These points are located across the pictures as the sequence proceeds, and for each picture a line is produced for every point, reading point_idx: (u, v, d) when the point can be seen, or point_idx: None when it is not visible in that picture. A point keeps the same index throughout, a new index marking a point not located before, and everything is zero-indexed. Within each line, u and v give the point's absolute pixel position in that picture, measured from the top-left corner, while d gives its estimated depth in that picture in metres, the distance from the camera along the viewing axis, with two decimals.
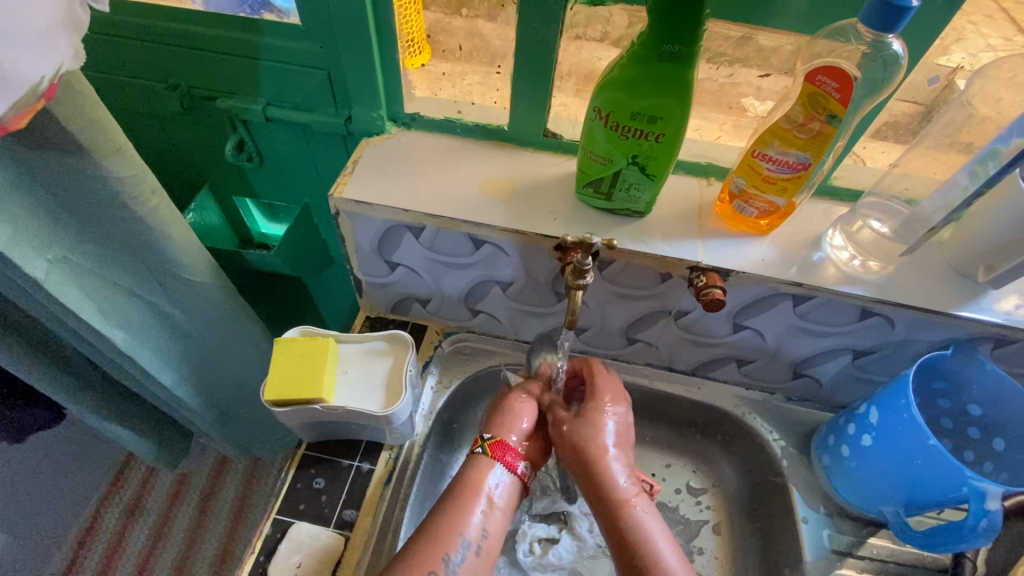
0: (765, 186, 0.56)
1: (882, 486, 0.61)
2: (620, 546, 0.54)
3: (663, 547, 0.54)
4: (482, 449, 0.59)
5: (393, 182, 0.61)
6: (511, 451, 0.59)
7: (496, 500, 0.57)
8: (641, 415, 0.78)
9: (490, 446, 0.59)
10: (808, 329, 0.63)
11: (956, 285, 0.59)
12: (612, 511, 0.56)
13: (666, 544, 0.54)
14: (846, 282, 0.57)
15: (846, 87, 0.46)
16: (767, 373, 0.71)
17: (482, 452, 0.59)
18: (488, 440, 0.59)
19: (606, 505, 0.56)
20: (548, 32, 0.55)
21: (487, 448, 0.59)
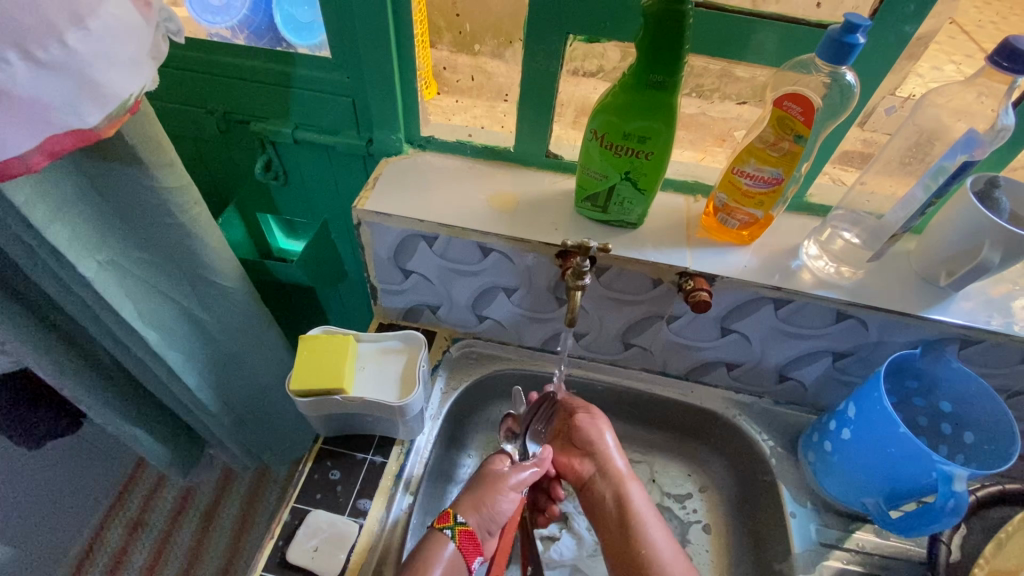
0: (745, 200, 0.58)
1: (858, 480, 0.60)
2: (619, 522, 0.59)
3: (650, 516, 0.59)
4: (449, 531, 0.53)
5: (409, 197, 0.65)
6: (474, 541, 0.54)
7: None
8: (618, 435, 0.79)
9: (460, 532, 0.53)
10: (792, 333, 0.64)
11: (921, 290, 0.60)
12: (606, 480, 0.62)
13: (650, 514, 0.59)
14: (821, 286, 0.59)
15: (809, 111, 0.49)
16: (754, 378, 0.71)
17: (447, 534, 0.53)
18: (458, 524, 0.53)
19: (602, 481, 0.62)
20: (550, 64, 0.59)
21: (456, 533, 0.53)
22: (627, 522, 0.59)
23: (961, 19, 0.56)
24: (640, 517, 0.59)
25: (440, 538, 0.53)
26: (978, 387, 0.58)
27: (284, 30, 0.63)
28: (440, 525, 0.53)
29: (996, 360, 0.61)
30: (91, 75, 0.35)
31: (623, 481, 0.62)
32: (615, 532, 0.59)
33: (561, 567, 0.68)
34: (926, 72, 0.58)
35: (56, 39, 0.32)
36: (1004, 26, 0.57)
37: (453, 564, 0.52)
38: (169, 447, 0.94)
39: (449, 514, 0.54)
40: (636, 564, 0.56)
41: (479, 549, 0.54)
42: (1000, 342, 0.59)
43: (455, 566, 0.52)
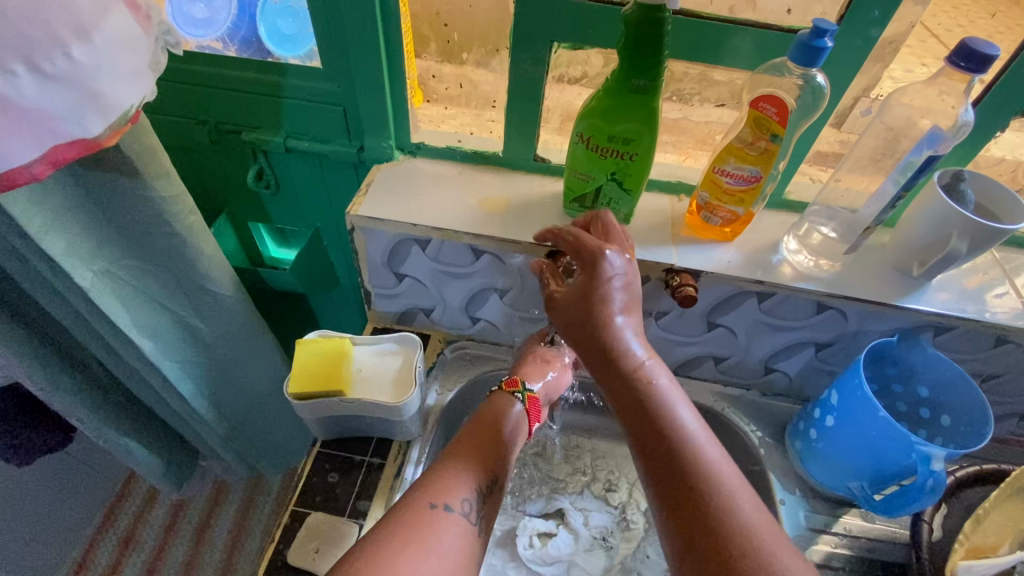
0: (726, 198, 0.61)
1: (843, 466, 0.62)
2: (632, 401, 0.49)
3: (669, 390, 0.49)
4: (520, 394, 0.58)
5: (402, 202, 0.66)
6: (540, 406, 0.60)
7: (519, 437, 0.56)
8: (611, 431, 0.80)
9: (529, 396, 0.59)
10: (775, 325, 0.66)
11: (895, 281, 0.63)
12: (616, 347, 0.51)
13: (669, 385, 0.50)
14: (801, 279, 0.62)
15: (783, 111, 0.52)
16: (741, 371, 0.73)
17: (518, 397, 0.58)
18: (529, 391, 0.59)
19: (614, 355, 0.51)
20: (535, 71, 0.62)
21: (526, 399, 0.58)
22: (653, 411, 0.48)
23: (930, 21, 0.57)
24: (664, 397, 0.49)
25: (510, 399, 0.58)
26: (952, 372, 0.60)
27: (269, 42, 0.65)
28: (513, 389, 0.59)
29: (969, 346, 0.63)
30: (94, 86, 0.36)
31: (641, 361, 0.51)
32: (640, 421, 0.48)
33: (558, 563, 0.67)
34: (899, 75, 0.60)
35: (61, 50, 0.33)
36: (970, 29, 0.58)
37: (520, 421, 0.56)
38: (162, 459, 0.94)
39: (520, 382, 0.60)
40: (660, 437, 0.46)
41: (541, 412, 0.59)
42: (972, 328, 0.61)
43: (521, 421, 0.57)
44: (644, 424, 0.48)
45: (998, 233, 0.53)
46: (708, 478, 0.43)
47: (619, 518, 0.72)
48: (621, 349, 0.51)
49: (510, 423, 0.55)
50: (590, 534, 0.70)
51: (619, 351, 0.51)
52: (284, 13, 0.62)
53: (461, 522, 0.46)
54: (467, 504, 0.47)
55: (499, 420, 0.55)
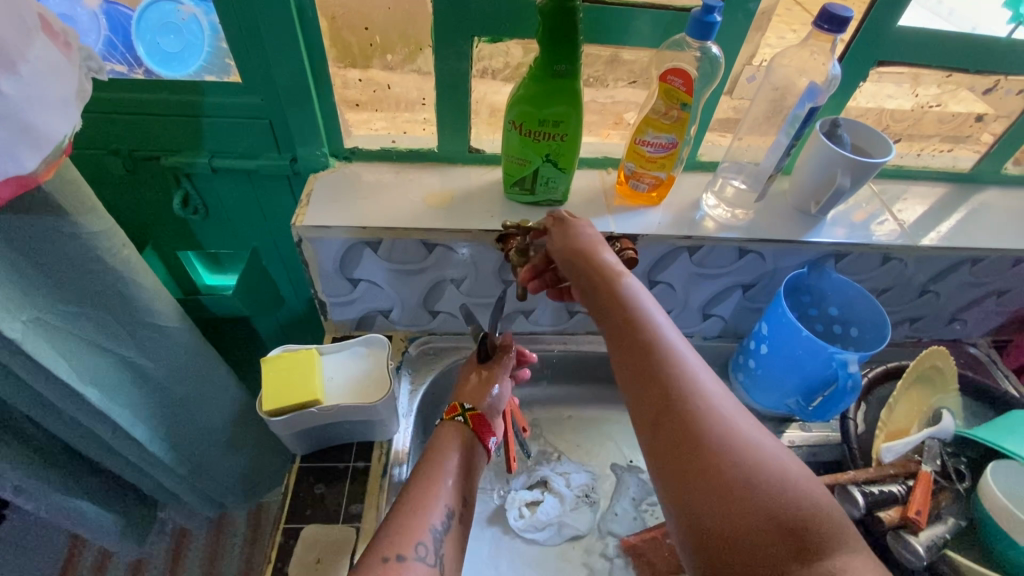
0: (650, 165, 0.67)
1: (781, 387, 0.71)
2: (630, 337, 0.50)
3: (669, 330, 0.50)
4: (461, 417, 0.58)
5: (346, 207, 0.67)
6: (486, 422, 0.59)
7: (473, 464, 0.56)
8: (577, 397, 0.86)
9: (471, 416, 0.59)
10: (707, 274, 0.74)
11: (798, 220, 0.72)
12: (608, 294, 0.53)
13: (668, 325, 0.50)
14: (722, 230, 0.69)
15: (689, 81, 0.58)
16: (684, 321, 0.81)
17: (460, 421, 0.58)
18: (468, 410, 0.59)
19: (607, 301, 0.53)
20: (460, 66, 0.64)
21: (467, 417, 0.58)
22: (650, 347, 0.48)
23: None
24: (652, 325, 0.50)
25: (453, 426, 0.58)
26: (853, 291, 0.70)
27: (149, 61, 0.62)
28: (452, 414, 0.59)
29: (864, 266, 0.74)
30: (25, 119, 0.35)
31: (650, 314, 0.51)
32: (641, 361, 0.48)
33: (549, 527, 0.72)
34: (773, 43, 0.67)
35: None
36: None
37: (469, 444, 0.57)
38: (118, 513, 0.88)
39: (458, 405, 0.60)
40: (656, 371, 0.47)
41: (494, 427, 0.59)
42: (864, 251, 0.72)
43: (471, 445, 0.57)
44: (645, 358, 0.48)
45: (871, 168, 0.63)
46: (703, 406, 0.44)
47: (596, 474, 0.78)
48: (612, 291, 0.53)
49: (458, 451, 0.56)
50: (574, 495, 0.74)
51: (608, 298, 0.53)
52: (165, 30, 0.60)
53: (420, 569, 0.46)
54: (423, 548, 0.47)
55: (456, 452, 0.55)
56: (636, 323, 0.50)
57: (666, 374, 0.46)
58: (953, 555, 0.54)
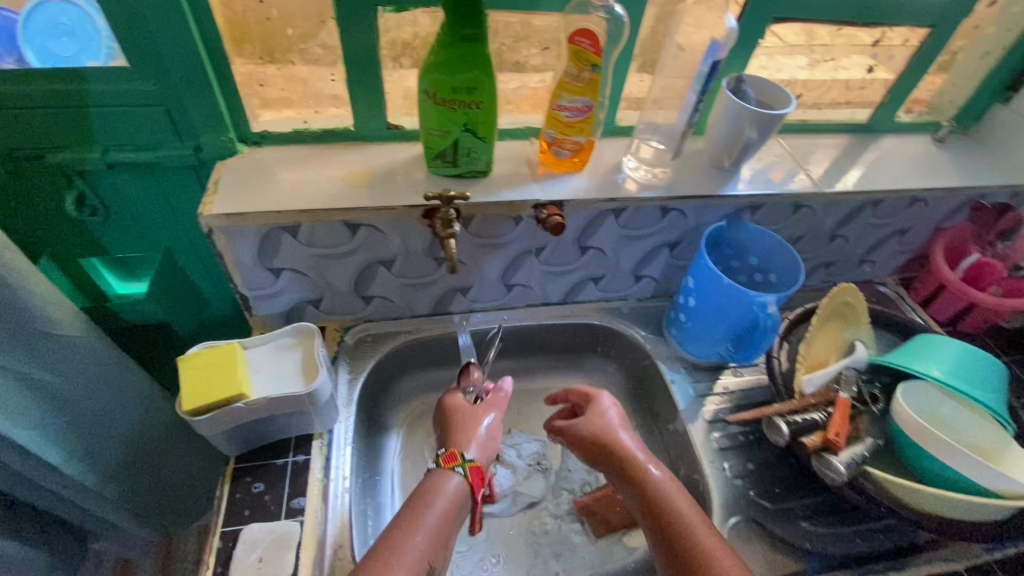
0: (569, 130, 0.67)
1: (711, 336, 0.74)
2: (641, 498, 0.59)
3: (667, 486, 0.59)
4: (460, 468, 0.60)
5: (260, 193, 0.63)
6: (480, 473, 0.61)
7: (454, 510, 0.57)
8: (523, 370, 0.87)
9: (469, 467, 0.60)
10: (634, 236, 0.76)
11: (715, 176, 0.75)
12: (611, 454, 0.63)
13: (670, 485, 0.59)
14: (644, 190, 0.71)
15: (596, 42, 0.59)
16: (618, 285, 0.83)
17: (460, 472, 0.60)
18: (467, 462, 0.60)
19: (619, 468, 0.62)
20: (367, 37, 0.62)
21: (442, 461, 0.60)
22: (658, 509, 0.57)
23: None
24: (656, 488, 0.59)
25: (448, 474, 0.59)
26: (769, 239, 0.74)
27: (37, 62, 0.58)
28: (451, 463, 0.60)
29: (778, 216, 0.78)
30: None
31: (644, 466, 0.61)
32: (653, 519, 0.57)
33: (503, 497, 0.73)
34: None
35: None
36: None
37: (458, 493, 0.58)
38: (42, 548, 0.81)
39: (457, 455, 0.61)
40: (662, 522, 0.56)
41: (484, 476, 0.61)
42: (776, 202, 0.76)
43: (461, 494, 0.58)
44: (653, 514, 0.57)
45: (775, 119, 0.66)
46: (688, 537, 0.54)
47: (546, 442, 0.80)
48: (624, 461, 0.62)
49: (445, 500, 0.57)
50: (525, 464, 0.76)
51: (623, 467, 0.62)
52: (56, 32, 0.58)
53: None
54: None
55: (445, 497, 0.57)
56: (636, 478, 0.60)
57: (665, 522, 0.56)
58: (872, 470, 0.58)
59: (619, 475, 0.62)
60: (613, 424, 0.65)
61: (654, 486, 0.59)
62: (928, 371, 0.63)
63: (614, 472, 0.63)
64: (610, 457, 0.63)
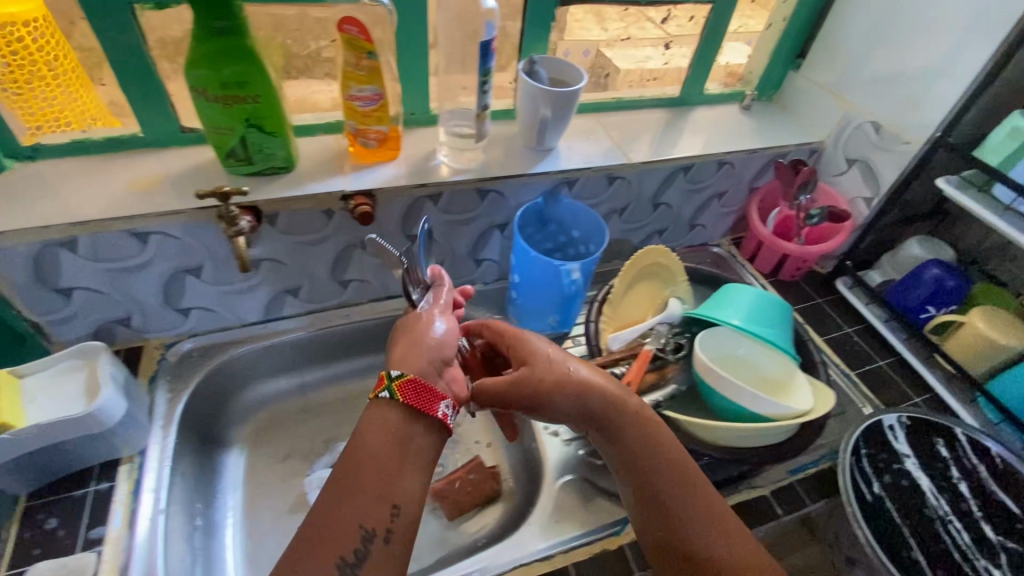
0: (367, 119, 0.67)
1: (538, 308, 0.76)
2: (627, 451, 0.55)
3: (662, 440, 0.55)
4: (387, 391, 0.48)
5: (26, 209, 0.59)
6: (424, 390, 0.49)
7: (399, 439, 0.47)
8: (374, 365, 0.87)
9: (400, 386, 0.49)
10: (459, 220, 0.77)
11: (528, 155, 0.78)
12: (582, 392, 0.56)
13: (663, 439, 0.55)
14: (455, 174, 0.72)
15: (364, 29, 0.59)
16: (458, 270, 0.84)
17: (387, 395, 0.48)
18: (395, 379, 0.49)
19: (592, 414, 0.56)
20: (126, 37, 0.59)
21: (391, 388, 0.48)
22: (648, 463, 0.54)
23: None
24: (656, 439, 0.55)
25: (380, 403, 0.48)
26: (582, 212, 0.78)
27: None
28: (378, 387, 0.48)
29: (596, 189, 0.82)
30: None
31: (637, 412, 0.56)
32: (637, 472, 0.54)
33: None
34: None
35: None
36: None
37: (402, 418, 0.48)
38: None
39: (384, 375, 0.49)
40: (647, 474, 0.53)
41: (439, 393, 0.49)
42: (590, 175, 0.79)
43: (401, 422, 0.48)
44: (639, 465, 0.54)
45: (565, 97, 0.70)
46: (681, 493, 0.53)
47: None
48: (602, 404, 0.56)
49: (375, 434, 0.47)
50: None
51: (600, 414, 0.56)
52: None
53: None
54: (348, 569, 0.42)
55: (404, 448, 0.47)
56: (625, 427, 0.55)
57: (656, 478, 0.53)
58: (662, 408, 0.67)
59: (588, 417, 0.56)
60: (561, 355, 0.58)
61: (653, 435, 0.55)
62: (729, 321, 0.68)
63: (584, 419, 0.56)
64: (571, 393, 0.55)
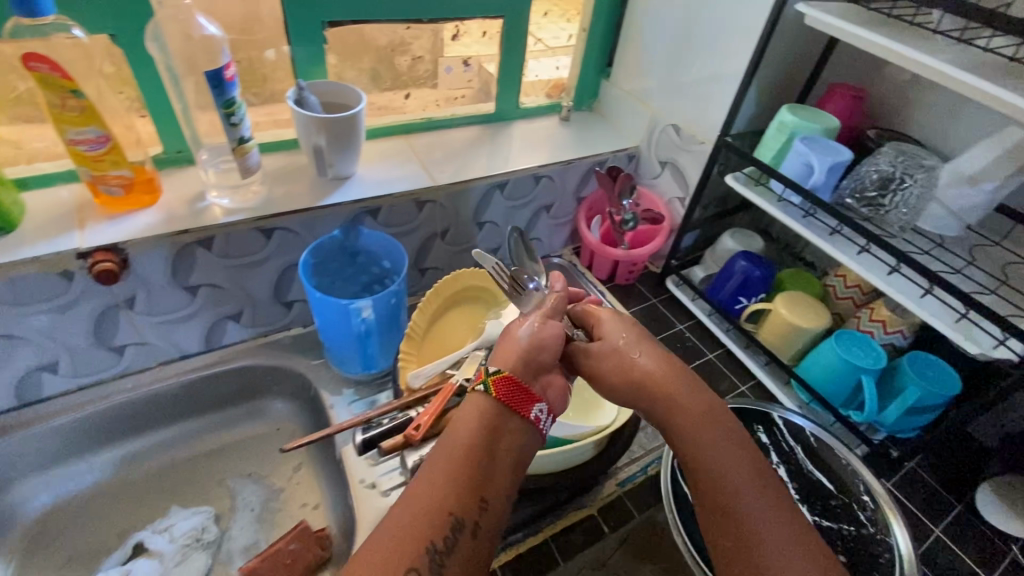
0: (100, 164, 0.59)
1: (341, 348, 0.69)
2: (680, 439, 0.48)
3: (718, 424, 0.48)
4: (483, 386, 0.45)
5: None
6: (518, 387, 0.46)
7: (520, 425, 0.45)
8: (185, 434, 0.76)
9: (493, 381, 0.45)
10: (247, 264, 0.69)
11: (318, 187, 0.72)
12: (634, 384, 0.50)
13: (722, 420, 0.49)
14: (226, 215, 0.65)
15: (56, 66, 0.52)
16: (266, 317, 0.76)
17: (483, 390, 0.45)
18: (490, 374, 0.46)
19: (655, 393, 0.50)
20: None
21: (488, 383, 0.45)
22: (697, 452, 0.47)
23: None
24: (705, 429, 0.48)
25: (474, 397, 0.45)
26: (385, 239, 0.71)
27: None
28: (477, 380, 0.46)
29: (406, 215, 0.77)
30: None
31: (685, 401, 0.49)
32: (694, 461, 0.47)
33: None
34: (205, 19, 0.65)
35: None
36: None
37: (490, 417, 0.44)
38: None
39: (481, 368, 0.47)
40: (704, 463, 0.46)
41: (534, 393, 0.46)
42: (393, 201, 0.74)
43: (500, 415, 0.45)
44: (696, 456, 0.47)
45: (339, 122, 0.66)
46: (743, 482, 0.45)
47: (210, 513, 0.70)
48: (648, 395, 0.50)
49: (473, 421, 0.44)
50: (176, 547, 0.66)
51: (650, 403, 0.50)
52: None
53: None
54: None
55: (494, 432, 0.44)
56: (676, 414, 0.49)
57: (712, 467, 0.46)
58: None
59: (647, 405, 0.50)
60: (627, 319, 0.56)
61: (698, 430, 0.48)
62: None
63: (644, 408, 0.51)
64: (629, 386, 0.51)
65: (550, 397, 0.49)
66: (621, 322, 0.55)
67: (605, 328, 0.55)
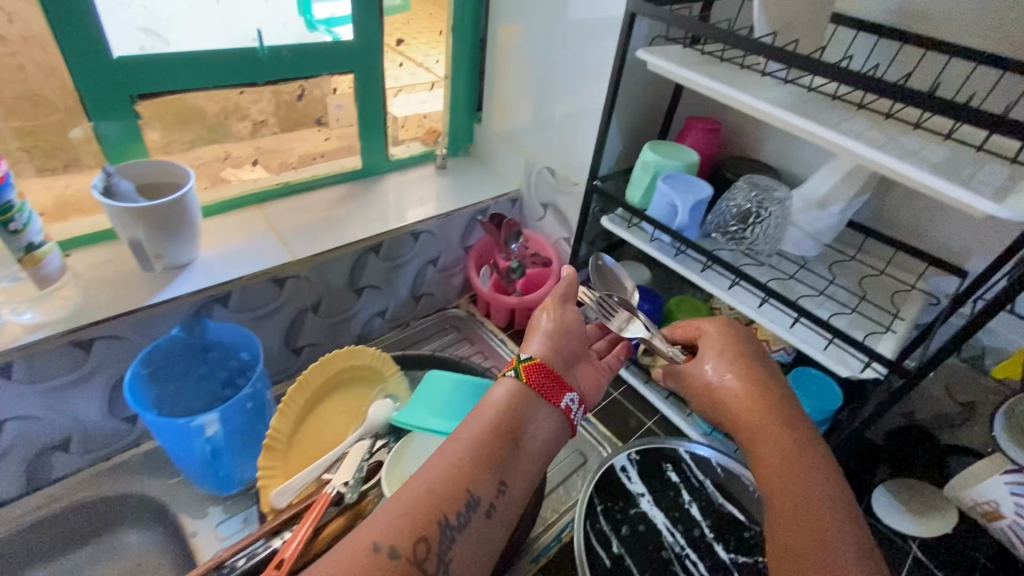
0: None
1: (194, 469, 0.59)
2: (769, 465, 0.45)
3: (813, 454, 0.45)
4: (512, 372, 0.47)
5: None
6: (550, 375, 0.47)
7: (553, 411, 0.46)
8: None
9: (523, 368, 0.47)
10: (66, 384, 0.58)
11: (150, 282, 0.62)
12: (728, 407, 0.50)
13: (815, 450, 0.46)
14: (25, 335, 0.54)
15: None
16: (104, 438, 0.65)
17: (512, 375, 0.46)
18: (520, 362, 0.47)
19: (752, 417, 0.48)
20: None
21: (516, 369, 0.47)
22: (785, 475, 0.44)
23: None
24: (801, 453, 0.45)
25: (501, 381, 0.47)
26: (239, 331, 0.63)
27: None
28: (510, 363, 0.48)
29: (267, 296, 0.69)
30: None
31: (787, 423, 0.47)
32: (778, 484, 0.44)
33: None
34: None
35: None
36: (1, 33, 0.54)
37: (519, 397, 0.45)
38: None
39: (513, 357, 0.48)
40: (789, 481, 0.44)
41: (565, 384, 0.48)
42: (247, 284, 0.66)
43: (529, 399, 0.45)
44: (786, 481, 0.44)
45: (161, 211, 0.57)
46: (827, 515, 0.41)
47: None
48: (742, 418, 0.49)
49: (501, 403, 0.45)
50: None
51: (745, 421, 0.49)
52: None
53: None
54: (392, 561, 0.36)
55: (524, 415, 0.45)
56: (765, 433, 0.47)
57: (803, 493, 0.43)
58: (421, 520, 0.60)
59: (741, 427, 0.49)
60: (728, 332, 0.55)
61: (795, 456, 0.45)
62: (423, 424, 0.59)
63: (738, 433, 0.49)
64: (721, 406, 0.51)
65: (582, 387, 0.51)
66: (719, 330, 0.55)
67: (709, 337, 0.55)
